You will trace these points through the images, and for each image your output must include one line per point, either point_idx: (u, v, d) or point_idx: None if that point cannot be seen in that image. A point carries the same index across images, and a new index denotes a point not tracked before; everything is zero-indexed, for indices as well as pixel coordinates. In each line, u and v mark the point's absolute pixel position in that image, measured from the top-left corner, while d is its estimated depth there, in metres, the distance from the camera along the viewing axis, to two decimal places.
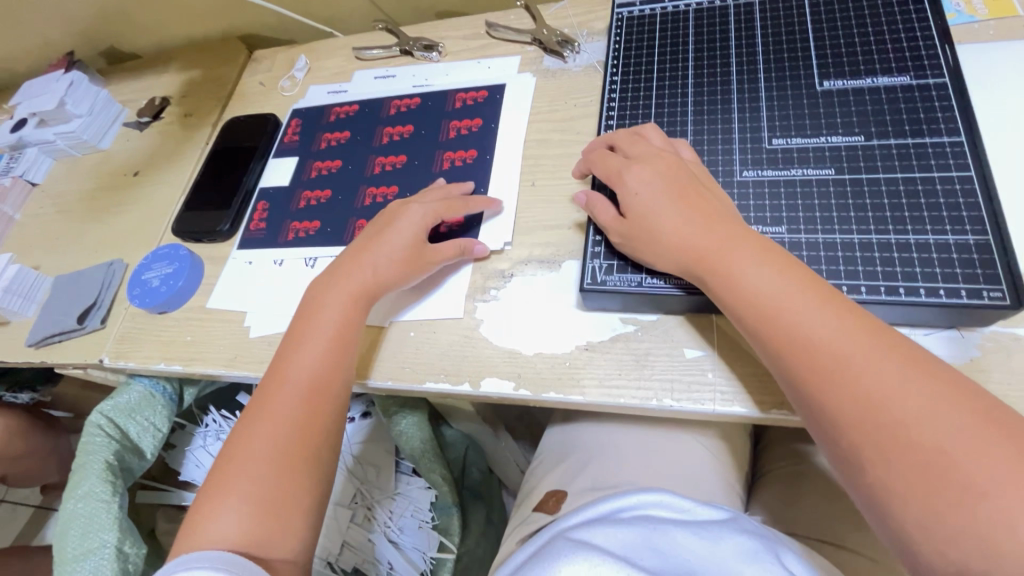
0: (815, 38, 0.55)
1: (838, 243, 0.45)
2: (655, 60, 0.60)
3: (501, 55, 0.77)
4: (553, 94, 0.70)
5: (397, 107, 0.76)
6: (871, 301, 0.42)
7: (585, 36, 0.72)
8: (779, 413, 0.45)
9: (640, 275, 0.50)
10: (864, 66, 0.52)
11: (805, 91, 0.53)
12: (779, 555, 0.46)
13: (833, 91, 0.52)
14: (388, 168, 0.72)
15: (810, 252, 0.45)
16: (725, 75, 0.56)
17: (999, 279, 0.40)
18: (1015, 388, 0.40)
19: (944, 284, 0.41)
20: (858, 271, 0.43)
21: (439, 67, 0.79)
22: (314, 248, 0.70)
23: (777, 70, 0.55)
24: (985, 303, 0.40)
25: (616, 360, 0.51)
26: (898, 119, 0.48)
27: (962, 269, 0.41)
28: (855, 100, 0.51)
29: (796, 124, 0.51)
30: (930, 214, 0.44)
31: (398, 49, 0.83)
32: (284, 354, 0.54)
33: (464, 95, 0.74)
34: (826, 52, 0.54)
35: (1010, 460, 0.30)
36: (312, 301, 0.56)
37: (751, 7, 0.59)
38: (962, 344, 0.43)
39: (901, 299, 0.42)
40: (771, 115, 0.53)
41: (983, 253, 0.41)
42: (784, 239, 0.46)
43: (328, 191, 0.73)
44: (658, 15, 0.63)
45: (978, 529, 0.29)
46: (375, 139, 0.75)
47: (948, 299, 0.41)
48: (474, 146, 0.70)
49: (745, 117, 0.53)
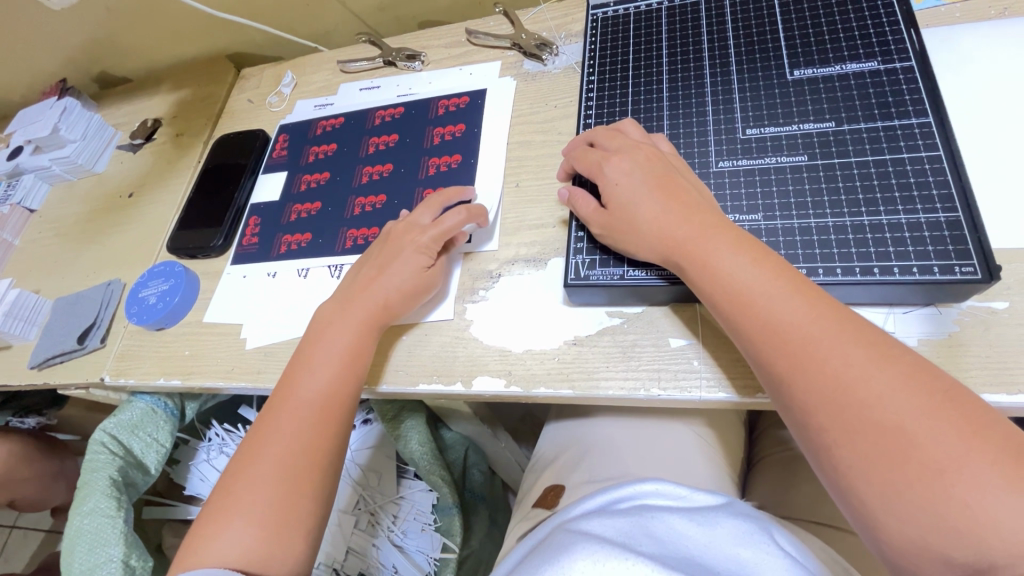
0: (784, 29, 0.56)
1: (813, 228, 0.46)
2: (630, 58, 0.61)
3: (482, 62, 0.78)
4: (534, 96, 0.72)
5: (383, 117, 0.78)
6: (846, 282, 0.43)
7: (562, 39, 0.74)
8: (764, 397, 0.46)
9: (623, 268, 0.51)
10: (832, 53, 0.53)
11: (777, 81, 0.54)
12: (772, 533, 0.47)
13: (804, 80, 0.53)
14: (376, 177, 0.74)
15: (786, 238, 0.46)
16: (698, 69, 0.58)
17: (971, 254, 0.41)
18: (993, 361, 0.41)
19: (917, 262, 0.42)
20: (832, 254, 0.44)
21: (422, 76, 0.81)
22: (306, 258, 0.71)
23: (748, 63, 0.56)
24: (958, 278, 0.41)
25: (603, 353, 0.52)
26: (867, 104, 0.49)
27: (934, 247, 0.42)
28: (825, 88, 0.52)
29: (769, 113, 0.52)
30: (901, 194, 0.45)
31: (381, 60, 0.84)
32: (294, 373, 0.55)
33: (446, 102, 0.76)
34: (796, 42, 0.55)
35: (964, 436, 0.31)
36: (322, 323, 0.57)
37: (721, 3, 0.61)
38: (939, 321, 0.43)
39: (874, 280, 0.42)
40: (744, 106, 0.54)
41: (954, 230, 0.42)
42: (760, 226, 0.47)
43: (318, 202, 0.75)
44: (630, 15, 0.64)
45: (934, 502, 0.30)
46: (362, 149, 0.77)
47: (922, 276, 0.41)
48: (458, 151, 0.71)
49: (718, 109, 0.54)
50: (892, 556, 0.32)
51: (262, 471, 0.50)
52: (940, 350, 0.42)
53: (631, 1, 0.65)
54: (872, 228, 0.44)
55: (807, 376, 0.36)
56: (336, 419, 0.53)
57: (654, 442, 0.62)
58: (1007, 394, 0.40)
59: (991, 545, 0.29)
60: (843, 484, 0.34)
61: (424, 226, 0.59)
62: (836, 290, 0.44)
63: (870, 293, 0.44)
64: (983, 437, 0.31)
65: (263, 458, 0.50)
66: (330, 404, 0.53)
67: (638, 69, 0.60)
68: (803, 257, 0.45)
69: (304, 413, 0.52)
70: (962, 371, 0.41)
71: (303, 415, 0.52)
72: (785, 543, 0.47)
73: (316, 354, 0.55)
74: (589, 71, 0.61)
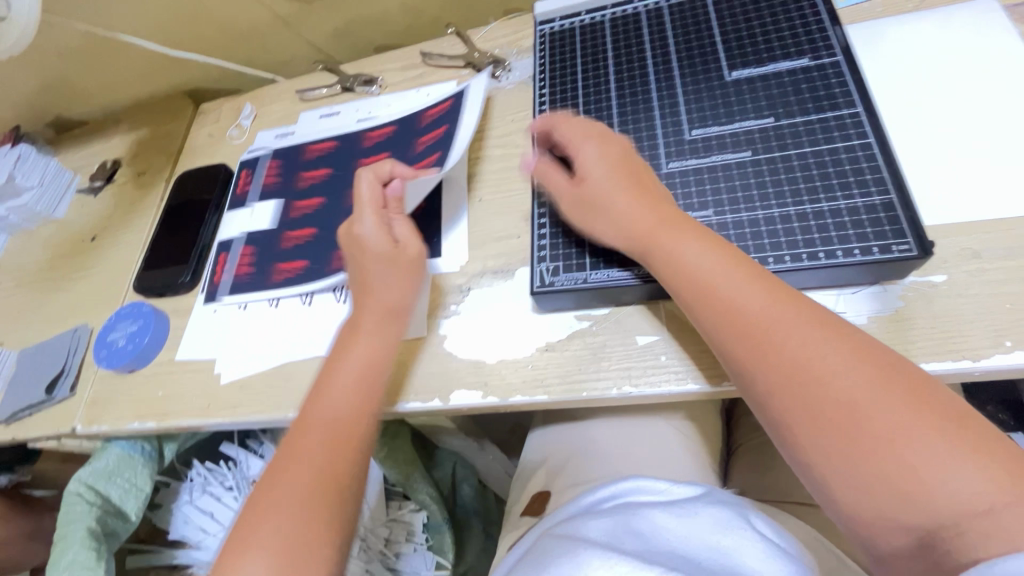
0: (720, 32, 0.59)
1: (761, 219, 0.48)
2: (581, 69, 0.63)
3: (438, 82, 0.80)
4: (491, 112, 0.73)
5: (344, 143, 0.79)
6: (797, 267, 0.45)
7: (514, 55, 0.76)
8: (730, 385, 0.48)
9: (585, 272, 0.53)
10: (766, 53, 0.56)
11: (717, 82, 0.56)
12: (750, 518, 0.48)
13: (742, 79, 0.55)
14: (341, 201, 0.74)
15: (736, 231, 0.48)
16: (643, 75, 0.60)
17: (906, 233, 0.44)
18: (937, 331, 0.43)
19: (858, 244, 0.44)
20: (781, 242, 0.46)
21: (381, 100, 0.82)
22: (275, 287, 0.70)
23: (689, 66, 0.58)
24: (896, 256, 0.43)
25: (575, 356, 0.53)
26: (802, 98, 0.52)
27: (872, 228, 0.44)
28: (762, 85, 0.54)
29: (711, 113, 0.55)
30: (838, 181, 0.47)
31: (339, 87, 0.85)
32: (313, 400, 0.54)
33: (407, 123, 0.77)
34: (732, 44, 0.58)
35: (911, 410, 0.33)
36: (337, 346, 0.56)
37: (660, 11, 0.63)
38: (885, 297, 0.46)
39: (821, 264, 0.45)
40: (688, 108, 0.56)
41: (889, 211, 0.45)
42: (711, 221, 0.49)
43: (285, 231, 0.74)
44: (576, 28, 0.67)
45: (886, 472, 0.32)
46: (326, 176, 0.77)
47: (864, 257, 0.44)
48: (437, 136, 0.69)
49: (665, 112, 0.57)
50: (852, 528, 0.34)
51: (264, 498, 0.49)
52: (889, 326, 0.45)
53: (576, 14, 0.67)
54: (816, 215, 0.46)
55: (767, 359, 0.38)
56: (337, 440, 0.51)
57: (634, 440, 0.63)
58: (952, 361, 0.42)
59: (938, 508, 0.30)
60: (803, 461, 0.36)
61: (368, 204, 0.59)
62: (788, 276, 0.46)
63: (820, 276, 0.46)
64: (929, 408, 0.33)
65: (282, 487, 0.49)
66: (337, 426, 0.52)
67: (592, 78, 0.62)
68: (754, 247, 0.47)
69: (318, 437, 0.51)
70: (910, 343, 0.44)
71: (317, 441, 0.51)
72: (764, 525, 0.48)
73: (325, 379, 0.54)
74: (545, 80, 0.63)
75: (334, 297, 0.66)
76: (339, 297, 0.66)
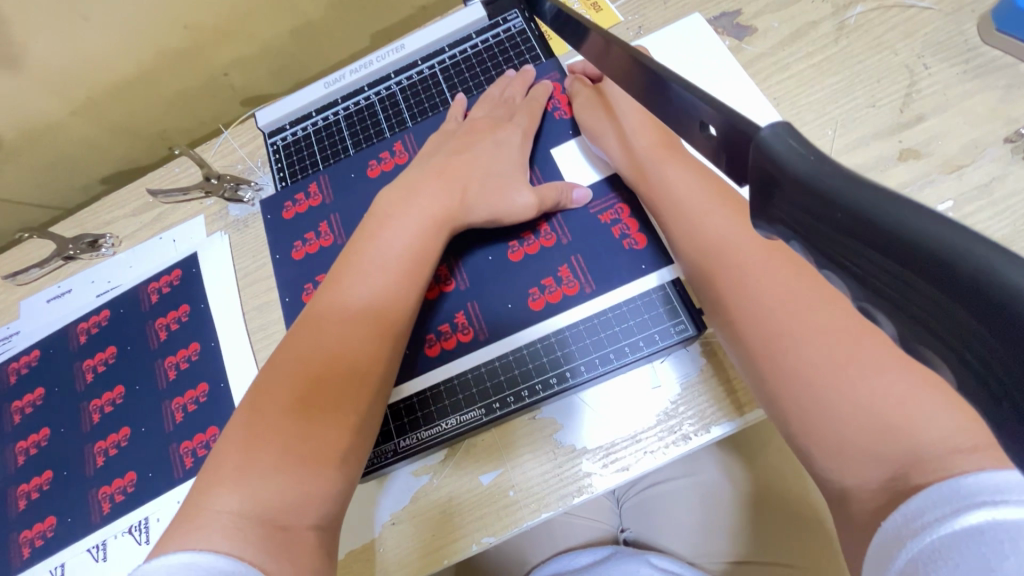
0: (449, 89, 0.61)
1: (536, 336, 0.50)
2: (326, 161, 0.62)
3: (182, 221, 0.67)
4: (253, 247, 0.62)
5: (87, 332, 0.63)
6: (541, 283, 0.51)
7: (259, 168, 0.66)
8: (578, 499, 0.46)
9: (393, 443, 0.50)
10: (484, 78, 0.61)
11: (421, 74, 0.62)
12: (648, 557, 0.62)
13: (445, 66, 0.62)
14: (107, 410, 0.59)
15: (528, 348, 0.50)
16: (376, 139, 0.61)
17: (679, 313, 0.47)
18: (733, 387, 0.45)
19: (641, 335, 0.48)
20: (553, 363, 0.49)
21: (119, 261, 0.67)
22: (56, 551, 0.55)
23: (410, 89, 0.62)
24: (676, 338, 0.47)
25: (424, 521, 0.48)
26: (460, 41, 0.62)
27: (648, 313, 0.48)
28: (447, 62, 0.62)
29: (422, 107, 0.61)
30: (609, 270, 0.50)
31: (59, 259, 0.68)
32: (335, 361, 0.43)
33: (157, 284, 0.64)
34: (453, 82, 0.61)
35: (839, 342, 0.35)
36: (361, 275, 0.47)
37: (390, 87, 0.63)
38: (688, 359, 0.47)
39: (555, 275, 0.51)
40: (404, 93, 0.62)
41: (659, 292, 0.48)
42: (508, 337, 0.50)
43: (48, 471, 0.58)
44: (310, 132, 0.64)
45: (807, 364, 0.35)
46: (78, 382, 0.61)
47: (635, 353, 0.48)
48: (359, 144, 0.62)
49: (392, 121, 0.62)
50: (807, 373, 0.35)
51: (259, 403, 0.42)
52: (698, 390, 0.46)
53: (306, 117, 0.65)
54: (581, 317, 0.49)
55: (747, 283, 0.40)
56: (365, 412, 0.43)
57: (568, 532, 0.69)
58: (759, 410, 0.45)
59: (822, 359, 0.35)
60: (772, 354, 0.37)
61: (359, 196, 0.59)
62: (580, 386, 0.48)
63: (601, 274, 0.50)
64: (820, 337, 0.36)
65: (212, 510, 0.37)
66: (372, 317, 0.46)
67: (423, 113, 0.61)
68: (503, 290, 0.52)
69: (289, 426, 0.40)
70: (718, 403, 0.45)
71: (293, 445, 0.40)
72: (660, 568, 0.61)
73: (360, 259, 0.48)
74: (390, 115, 0.62)
75: (133, 538, 0.53)
76: (141, 538, 0.53)
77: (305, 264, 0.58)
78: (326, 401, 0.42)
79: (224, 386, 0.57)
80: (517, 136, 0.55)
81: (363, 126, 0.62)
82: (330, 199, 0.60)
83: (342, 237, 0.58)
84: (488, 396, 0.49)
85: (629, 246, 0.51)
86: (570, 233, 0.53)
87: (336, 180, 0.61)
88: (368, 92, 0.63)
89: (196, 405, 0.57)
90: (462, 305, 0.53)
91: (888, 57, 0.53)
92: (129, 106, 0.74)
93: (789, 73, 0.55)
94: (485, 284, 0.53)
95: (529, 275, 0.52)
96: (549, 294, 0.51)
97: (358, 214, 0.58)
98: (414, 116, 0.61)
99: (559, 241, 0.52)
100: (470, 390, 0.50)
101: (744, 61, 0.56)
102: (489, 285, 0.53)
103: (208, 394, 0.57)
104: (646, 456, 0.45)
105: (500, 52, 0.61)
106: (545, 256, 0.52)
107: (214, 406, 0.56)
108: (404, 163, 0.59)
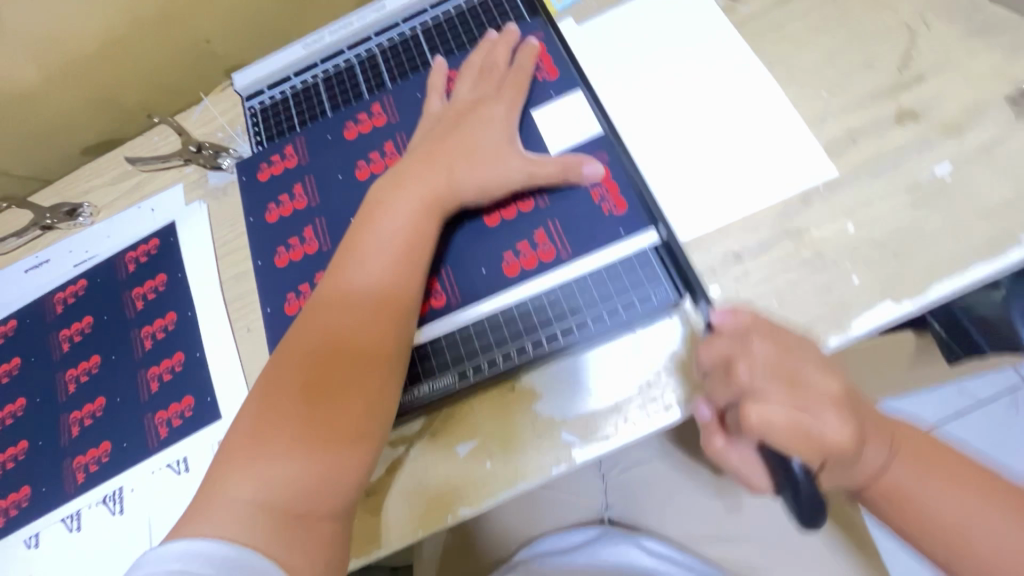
0: (430, 49, 0.59)
1: (515, 303, 0.48)
2: (303, 123, 0.60)
3: (160, 190, 0.65)
4: (231, 215, 0.61)
5: (64, 302, 0.62)
6: (522, 250, 0.50)
7: (239, 135, 0.64)
8: (560, 469, 0.44)
9: None
10: (466, 37, 0.59)
11: (403, 34, 0.61)
12: (640, 540, 0.62)
13: (427, 27, 0.60)
14: (83, 379, 0.58)
15: (505, 314, 0.48)
16: (354, 99, 0.59)
17: (660, 277, 0.46)
18: None
19: (621, 301, 0.46)
20: (531, 328, 0.47)
21: (96, 231, 0.65)
22: (31, 520, 0.54)
23: (391, 50, 0.60)
24: (656, 303, 0.45)
25: (401, 489, 0.46)
26: (442, 2, 0.61)
27: (630, 279, 0.47)
28: (429, 23, 0.60)
29: (403, 67, 0.59)
30: (590, 236, 0.49)
31: (36, 229, 0.67)
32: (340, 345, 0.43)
33: (135, 253, 0.62)
34: (435, 43, 0.59)
35: None
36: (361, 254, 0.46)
37: (370, 48, 0.61)
38: (671, 326, 0.46)
39: (534, 240, 0.50)
40: (384, 52, 0.60)
41: (640, 256, 0.47)
42: (485, 303, 0.49)
43: (24, 441, 0.57)
44: (289, 95, 0.63)
45: None
46: (54, 351, 0.60)
47: (614, 319, 0.46)
48: (337, 105, 0.60)
49: (370, 81, 0.60)
50: None
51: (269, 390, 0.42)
52: (683, 358, 0.45)
53: (285, 81, 0.63)
54: (560, 282, 0.48)
55: None
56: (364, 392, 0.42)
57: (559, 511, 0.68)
58: None
59: None
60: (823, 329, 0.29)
61: (337, 160, 0.57)
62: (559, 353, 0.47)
63: (585, 241, 0.49)
64: None
65: None
66: (370, 297, 0.45)
67: (404, 75, 0.59)
68: (481, 255, 0.51)
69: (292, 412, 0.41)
70: None
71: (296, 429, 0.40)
72: (650, 553, 0.60)
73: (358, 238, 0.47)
74: (369, 76, 0.60)
75: (107, 509, 0.52)
76: (116, 508, 0.52)
77: (279, 227, 0.57)
78: (328, 384, 0.42)
79: (200, 355, 0.56)
80: (500, 99, 0.53)
81: (342, 88, 0.60)
82: (306, 163, 0.58)
83: (318, 200, 0.56)
84: (464, 362, 0.48)
85: (608, 210, 0.49)
86: (549, 196, 0.51)
87: (312, 143, 0.59)
88: (348, 55, 0.61)
89: (172, 374, 0.56)
90: (439, 270, 0.51)
91: (887, 15, 0.50)
92: (109, 75, 0.72)
93: (784, 32, 0.52)
94: (464, 252, 0.51)
95: (506, 240, 0.50)
96: (531, 262, 0.49)
97: (334, 179, 0.57)
98: (395, 78, 0.59)
99: (538, 206, 0.51)
100: (446, 356, 0.48)
101: (737, 22, 0.53)
102: (468, 251, 0.51)
103: (184, 363, 0.56)
104: (628, 425, 0.44)
105: (483, 13, 0.59)
106: (523, 220, 0.51)
107: (190, 375, 0.55)
108: (382, 125, 0.57)
